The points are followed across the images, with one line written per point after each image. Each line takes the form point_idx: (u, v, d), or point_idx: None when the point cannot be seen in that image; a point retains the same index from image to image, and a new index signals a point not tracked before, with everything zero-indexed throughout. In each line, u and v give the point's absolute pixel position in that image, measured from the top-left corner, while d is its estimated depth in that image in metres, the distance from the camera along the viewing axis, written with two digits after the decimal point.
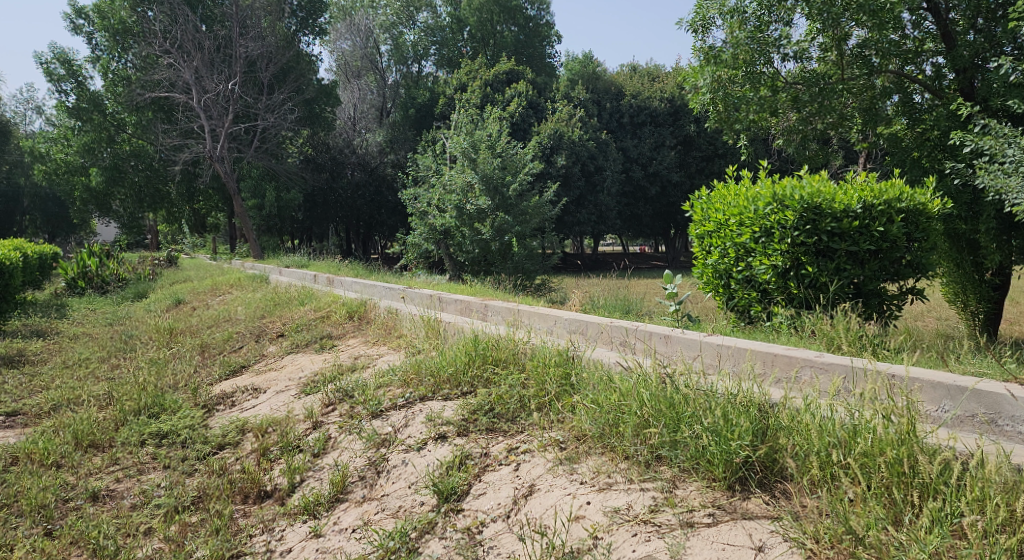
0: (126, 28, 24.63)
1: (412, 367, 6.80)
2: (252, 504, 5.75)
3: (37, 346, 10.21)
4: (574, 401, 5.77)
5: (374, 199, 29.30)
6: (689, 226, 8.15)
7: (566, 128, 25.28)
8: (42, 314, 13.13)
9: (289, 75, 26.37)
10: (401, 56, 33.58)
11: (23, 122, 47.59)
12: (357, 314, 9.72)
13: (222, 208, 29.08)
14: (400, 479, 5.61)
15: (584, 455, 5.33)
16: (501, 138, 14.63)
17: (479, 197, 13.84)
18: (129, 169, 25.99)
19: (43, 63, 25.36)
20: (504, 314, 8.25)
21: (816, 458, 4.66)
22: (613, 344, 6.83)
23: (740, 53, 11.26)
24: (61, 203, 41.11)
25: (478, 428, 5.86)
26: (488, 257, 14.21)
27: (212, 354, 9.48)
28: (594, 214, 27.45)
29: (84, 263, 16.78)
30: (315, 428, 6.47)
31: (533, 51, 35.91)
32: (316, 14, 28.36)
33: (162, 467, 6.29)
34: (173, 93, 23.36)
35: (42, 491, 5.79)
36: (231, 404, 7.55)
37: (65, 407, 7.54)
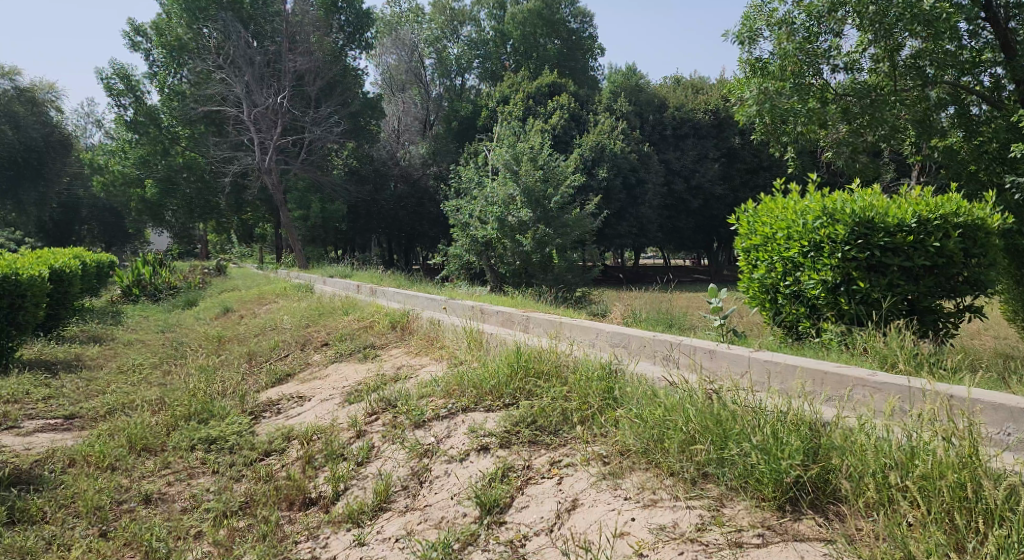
0: (182, 44, 25.34)
1: (455, 378, 6.86)
2: (297, 511, 5.85)
3: (94, 351, 10.51)
4: (617, 416, 5.75)
5: (416, 210, 29.99)
6: (735, 239, 8.10)
7: (608, 141, 25.24)
8: (98, 320, 13.53)
9: (335, 89, 26.81)
10: (445, 69, 33.93)
11: (84, 135, 49.42)
12: (400, 324, 9.80)
13: (268, 218, 29.61)
14: (442, 490, 5.66)
15: (629, 470, 5.31)
16: (544, 151, 14.69)
17: (521, 209, 13.91)
18: (181, 181, 26.66)
19: (103, 78, 26.21)
20: (545, 326, 8.26)
21: (871, 480, 4.60)
22: (656, 357, 6.79)
23: (789, 64, 11.73)
24: (118, 214, 42.44)
25: (520, 441, 5.87)
26: (529, 269, 14.26)
27: (259, 362, 9.67)
28: (636, 226, 27.36)
29: (138, 271, 17.26)
30: (359, 436, 6.56)
31: (576, 65, 35.99)
32: (364, 29, 28.79)
33: (211, 472, 6.43)
34: (224, 107, 23.92)
35: (98, 493, 5.94)
36: (277, 411, 7.69)
37: (120, 412, 7.74)
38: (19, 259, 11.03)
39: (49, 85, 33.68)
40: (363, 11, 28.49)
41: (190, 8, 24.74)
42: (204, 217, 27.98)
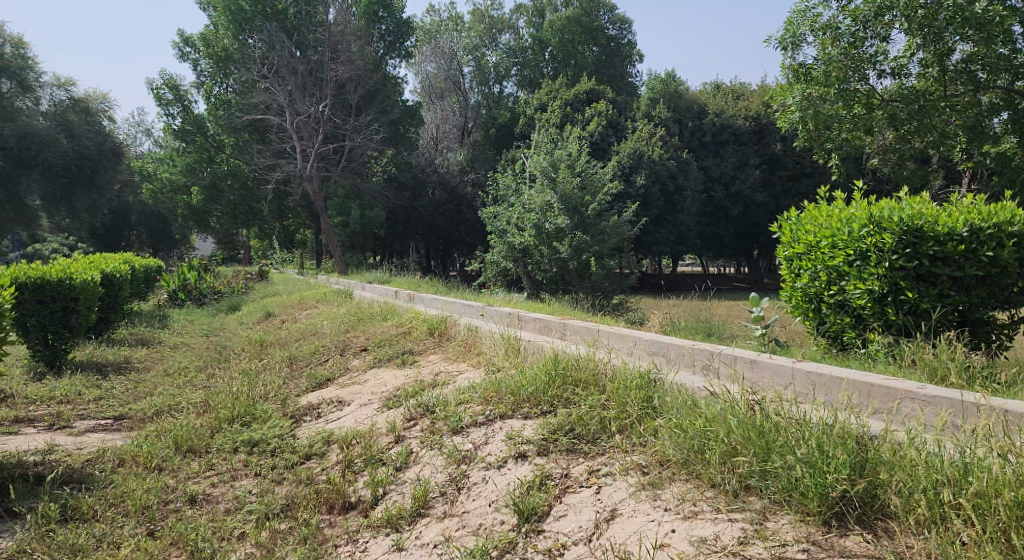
0: (228, 55, 25.87)
1: (493, 385, 6.89)
2: (337, 514, 5.93)
3: (142, 354, 10.77)
4: (657, 425, 5.74)
5: (454, 217, 30.46)
6: (778, 247, 8.05)
7: (646, 147, 25.14)
8: (146, 323, 13.83)
9: (376, 97, 27.10)
10: (484, 77, 34.31)
11: (134, 143, 50.70)
12: (437, 330, 9.88)
13: (309, 224, 30.00)
14: (480, 496, 5.69)
15: (669, 481, 5.30)
16: (582, 158, 14.70)
17: (558, 216, 13.94)
18: (225, 188, 27.15)
19: (153, 88, 26.85)
20: (583, 334, 8.27)
21: (922, 496, 4.57)
22: (696, 366, 6.75)
23: (833, 70, 11.82)
24: (165, 220, 43.42)
25: (558, 449, 5.89)
26: (566, 276, 14.25)
27: (300, 366, 9.81)
28: (673, 233, 27.20)
29: (184, 276, 17.63)
30: (397, 442, 6.62)
31: (614, 72, 35.89)
32: (404, 38, 29.03)
33: (253, 474, 6.54)
34: (268, 115, 24.34)
35: (146, 493, 6.08)
36: (318, 415, 7.80)
37: (167, 413, 7.92)
38: (73, 264, 11.36)
39: (103, 96, 35.06)
40: (403, 20, 28.71)
41: (236, 19, 25.12)
42: (247, 223, 28.44)
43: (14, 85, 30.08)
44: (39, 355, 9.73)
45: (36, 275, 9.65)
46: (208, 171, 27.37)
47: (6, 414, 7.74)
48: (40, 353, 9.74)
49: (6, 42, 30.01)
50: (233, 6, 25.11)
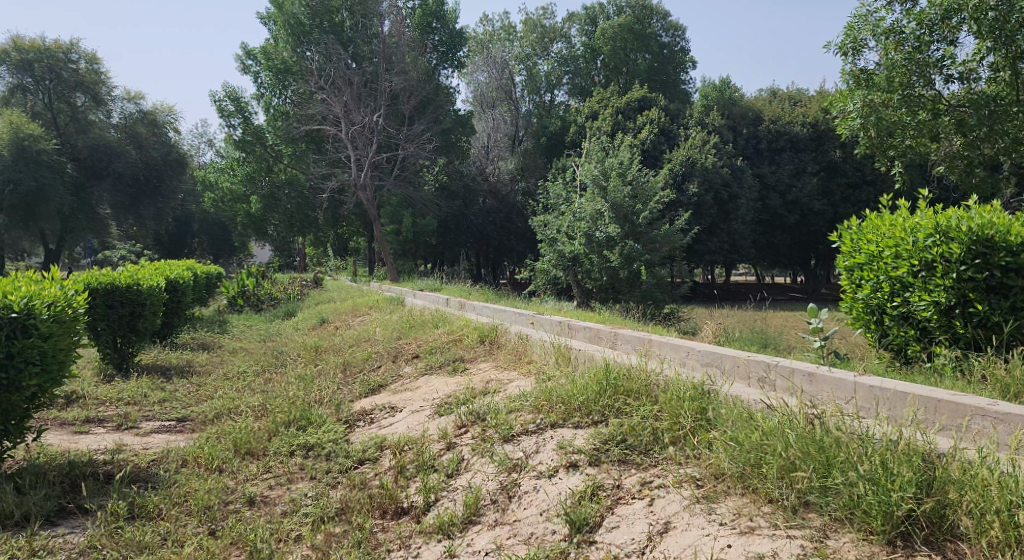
0: (287, 67, 26.53)
1: (544, 393, 6.89)
2: (390, 519, 5.99)
3: (203, 358, 11.06)
4: (712, 438, 5.69)
5: (504, 225, 30.63)
6: (837, 256, 7.91)
7: (699, 155, 24.93)
8: (207, 328, 14.22)
9: (428, 107, 27.41)
10: (535, 86, 34.70)
11: (198, 154, 52.33)
12: (488, 338, 9.89)
13: (362, 232, 30.42)
14: (532, 505, 5.71)
15: (723, 495, 5.26)
16: (633, 166, 14.62)
17: (609, 224, 13.86)
18: (283, 197, 27.76)
19: (216, 100, 27.63)
20: (634, 343, 8.24)
21: (997, 518, 4.50)
22: (751, 379, 6.67)
23: (896, 76, 11.66)
24: (226, 228, 44.64)
25: (610, 459, 5.88)
26: (616, 285, 14.16)
27: (354, 372, 9.95)
28: (727, 242, 26.88)
29: (243, 283, 18.09)
30: (449, 448, 6.68)
31: (666, 79, 35.39)
32: (456, 48, 29.26)
33: (309, 477, 6.67)
34: (324, 126, 24.81)
35: (207, 493, 6.24)
36: (371, 421, 7.92)
37: (226, 416, 8.13)
38: (139, 270, 11.76)
39: (170, 108, 35.98)
40: (455, 31, 28.97)
41: (295, 32, 26.18)
42: (302, 230, 28.98)
43: (88, 100, 31.93)
44: (109, 358, 10.05)
45: (106, 280, 9.99)
46: (267, 180, 28.03)
47: (78, 414, 8.03)
48: (109, 355, 10.07)
49: (81, 58, 31.36)
50: (292, 20, 26.01)
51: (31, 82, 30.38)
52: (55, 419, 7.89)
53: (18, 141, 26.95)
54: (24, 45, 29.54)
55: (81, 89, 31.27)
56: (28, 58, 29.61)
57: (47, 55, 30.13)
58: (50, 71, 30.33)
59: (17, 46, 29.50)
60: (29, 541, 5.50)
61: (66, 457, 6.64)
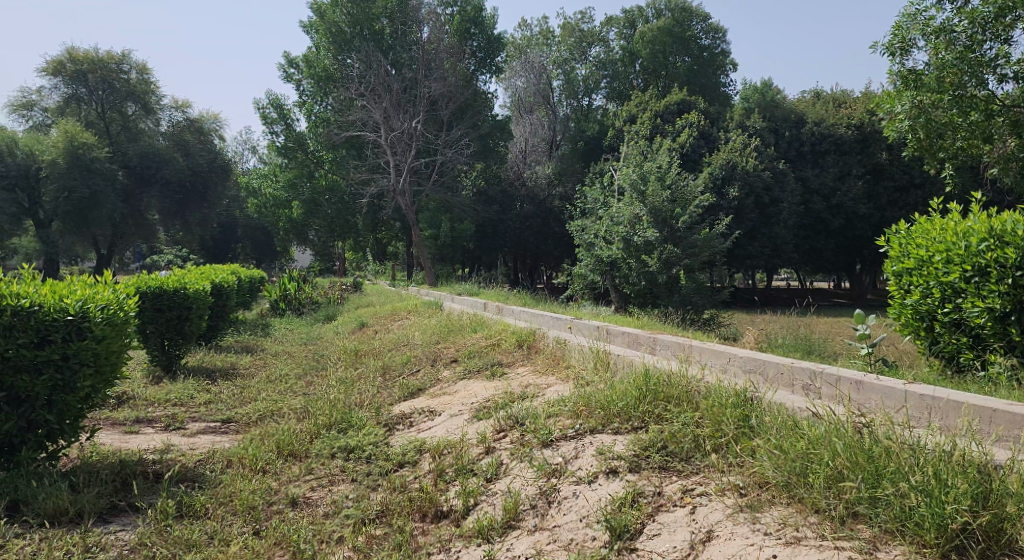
0: (329, 75, 26.90)
1: (583, 399, 6.86)
2: (429, 522, 6.00)
3: (246, 360, 11.22)
4: (755, 445, 5.61)
5: (541, 229, 30.32)
6: (885, 262, 7.77)
7: (740, 158, 24.69)
8: (250, 331, 14.43)
9: (467, 112, 27.55)
10: (573, 91, 34.70)
11: (241, 160, 53.31)
12: (527, 343, 9.86)
13: (401, 237, 30.64)
14: (572, 511, 5.68)
15: (768, 504, 5.18)
16: (672, 170, 14.53)
17: (647, 229, 13.73)
18: (324, 202, 28.11)
19: (260, 107, 28.10)
20: (674, 349, 8.17)
21: None
22: (795, 386, 6.57)
23: (947, 76, 11.51)
24: (268, 233, 45.44)
25: (651, 466, 5.83)
26: (655, 290, 14.05)
27: (393, 375, 10.01)
28: (768, 247, 26.60)
29: (286, 287, 18.35)
30: (487, 453, 6.67)
31: (707, 82, 34.55)
32: (494, 54, 29.38)
33: (350, 479, 6.71)
34: (365, 132, 25.07)
35: (252, 494, 6.31)
36: (410, 424, 7.95)
37: (269, 418, 8.23)
38: (186, 274, 11.97)
39: (215, 116, 36.72)
40: (494, 36, 29.08)
41: (336, 41, 26.64)
42: (343, 235, 29.29)
43: (139, 108, 32.60)
44: (157, 360, 10.22)
45: (155, 285, 10.16)
46: (308, 186, 28.40)
47: (128, 414, 8.19)
48: (157, 357, 10.25)
49: (132, 68, 31.99)
50: (334, 29, 26.44)
51: (85, 92, 31.15)
52: (106, 419, 8.06)
53: (72, 149, 27.80)
54: (78, 57, 30.22)
55: (132, 99, 31.99)
56: (83, 69, 30.33)
57: (101, 66, 30.78)
58: (103, 82, 31.02)
59: (71, 57, 30.25)
60: (82, 537, 5.58)
61: (118, 455, 6.78)
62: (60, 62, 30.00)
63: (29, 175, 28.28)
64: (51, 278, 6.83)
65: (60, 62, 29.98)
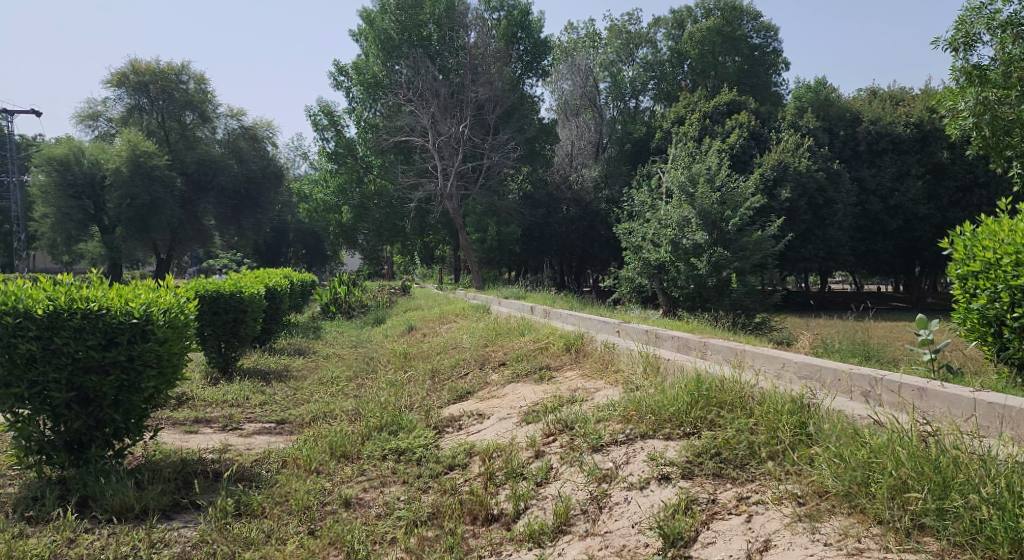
0: (378, 81, 27.21)
1: (633, 403, 6.77)
2: (480, 525, 5.98)
3: (299, 362, 11.38)
4: (813, 453, 5.47)
5: (588, 233, 30.32)
6: (950, 264, 7.57)
7: (792, 159, 24.27)
8: (302, 334, 14.65)
9: (513, 116, 27.59)
10: (620, 93, 34.58)
11: (293, 166, 54.32)
12: (574, 346, 9.78)
13: (448, 240, 30.80)
14: (623, 517, 5.62)
15: (828, 514, 5.05)
16: (722, 171, 14.34)
17: (696, 231, 13.56)
18: (373, 207, 28.43)
19: (310, 115, 28.58)
20: (726, 354, 8.03)
21: None
22: (854, 393, 6.39)
23: (1014, 71, 11.40)
24: (319, 238, 46.28)
25: (704, 472, 5.73)
26: (704, 293, 13.84)
27: (442, 378, 10.03)
28: (823, 249, 26.06)
29: (336, 290, 18.59)
30: (537, 456, 6.63)
31: (758, 81, 33.82)
32: (541, 57, 29.37)
33: (401, 481, 6.74)
34: (413, 137, 25.29)
35: (307, 494, 6.37)
36: (459, 427, 7.95)
37: (322, 419, 8.31)
38: (241, 277, 12.22)
39: (269, 124, 37.38)
40: (540, 40, 29.07)
41: (385, 48, 26.92)
42: (391, 239, 29.56)
43: (196, 117, 33.59)
44: (214, 362, 10.40)
45: (212, 288, 10.38)
46: (358, 191, 28.77)
47: (188, 415, 8.36)
48: (214, 359, 10.44)
49: (191, 78, 32.84)
50: (382, 35, 26.79)
51: (146, 102, 32.14)
52: (167, 419, 8.24)
53: (134, 157, 28.73)
54: (140, 68, 31.32)
55: (189, 109, 32.84)
56: (144, 81, 31.39)
57: (161, 77, 31.70)
58: (163, 92, 31.93)
59: (134, 69, 31.35)
60: (147, 534, 5.67)
61: (179, 454, 6.92)
62: (123, 74, 31.10)
63: (94, 183, 29.25)
64: (117, 282, 6.97)
65: (123, 74, 31.05)
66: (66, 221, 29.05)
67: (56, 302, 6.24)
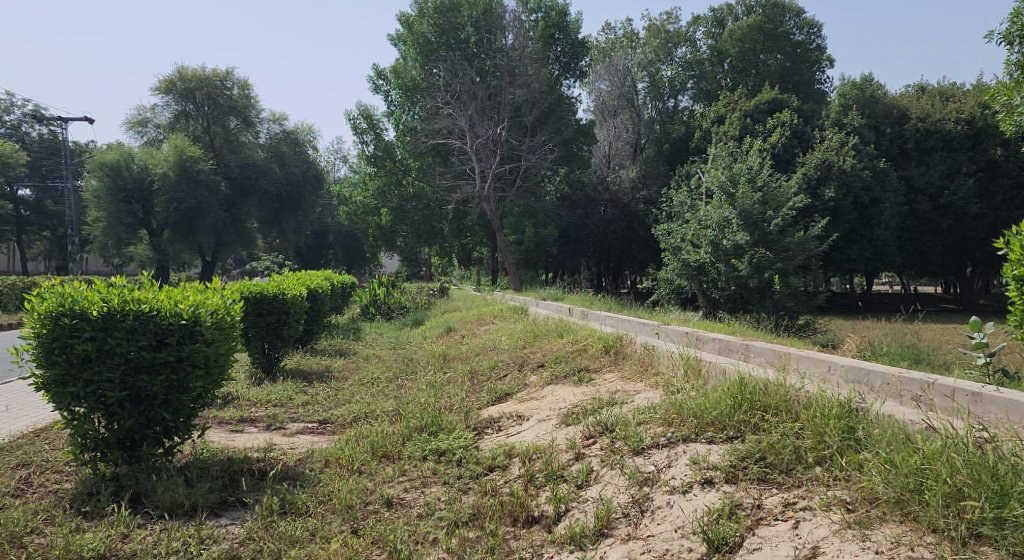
0: (416, 84, 27.40)
1: (674, 406, 6.68)
2: (521, 527, 5.95)
3: (339, 363, 11.47)
4: (862, 459, 5.37)
5: (626, 233, 30.07)
6: (1005, 265, 7.35)
7: (836, 157, 23.90)
8: (343, 335, 14.78)
9: (551, 117, 27.58)
10: (658, 92, 34.38)
11: (333, 169, 54.91)
12: (613, 348, 9.69)
13: (486, 242, 30.85)
14: (666, 521, 5.55)
15: (879, 522, 4.96)
16: (764, 171, 14.13)
17: (737, 232, 13.40)
18: (411, 209, 28.62)
19: (350, 118, 28.88)
20: (769, 356, 7.90)
21: None
22: (904, 398, 6.26)
23: None
24: (358, 239, 46.70)
25: (749, 477, 5.64)
26: (746, 295, 13.65)
27: (480, 380, 10.02)
28: (869, 249, 25.50)
29: (375, 292, 18.73)
30: (578, 459, 6.58)
31: (801, 79, 33.29)
32: (578, 58, 29.30)
33: (441, 482, 6.74)
34: (451, 140, 25.40)
35: (350, 493, 6.40)
36: (499, 429, 7.94)
37: (363, 420, 8.35)
38: (283, 279, 12.37)
39: (310, 128, 37.81)
40: (578, 40, 29.01)
41: (423, 51, 27.21)
42: (429, 241, 29.72)
43: (239, 122, 34.17)
44: (257, 362, 10.53)
45: (256, 290, 10.53)
46: (396, 193, 28.98)
47: (232, 414, 8.46)
48: (258, 360, 10.56)
49: (234, 84, 33.43)
50: (421, 38, 26.99)
51: (192, 108, 32.80)
52: (213, 418, 8.35)
53: (181, 162, 29.30)
54: (187, 75, 32.04)
55: (234, 114, 33.49)
56: (190, 87, 32.04)
57: (207, 84, 32.37)
58: (209, 98, 32.58)
59: (181, 76, 32.00)
60: (196, 531, 5.75)
61: (225, 453, 6.99)
62: (171, 81, 31.81)
63: (143, 187, 29.87)
64: (165, 283, 7.09)
65: (171, 81, 31.76)
66: (116, 225, 29.73)
67: (110, 303, 6.35)
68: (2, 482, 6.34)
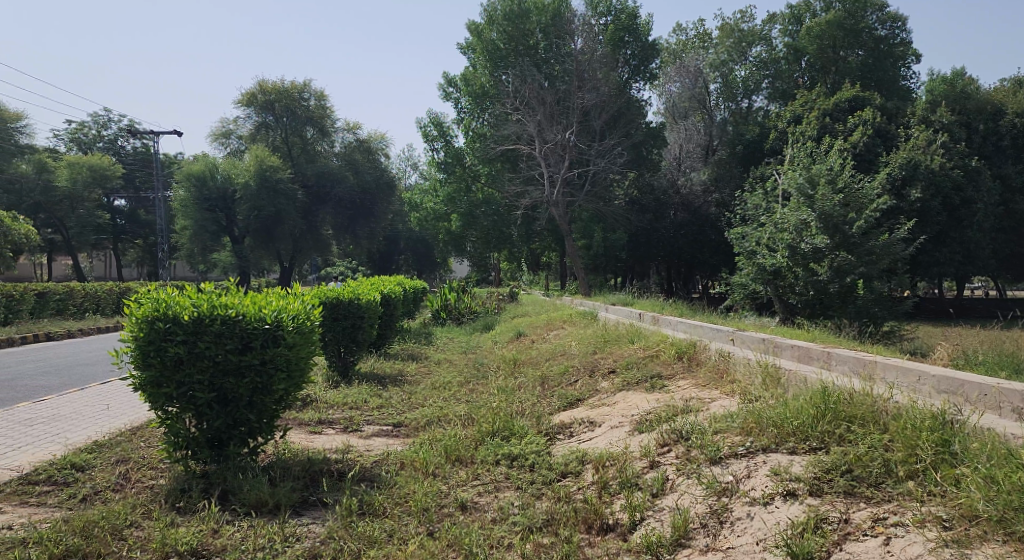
0: (485, 92, 27.56)
1: (752, 415, 6.47)
2: (595, 535, 5.86)
3: (412, 367, 11.57)
4: (959, 474, 5.14)
5: (697, 237, 29.53)
6: None
7: (922, 157, 23.09)
8: (414, 340, 14.93)
9: (620, 121, 27.37)
10: (731, 93, 34.01)
11: (404, 176, 55.59)
12: (687, 354, 9.50)
13: (555, 247, 30.76)
14: (746, 533, 5.40)
15: (980, 541, 4.75)
16: (844, 172, 13.67)
17: (816, 235, 12.99)
18: (480, 215, 28.77)
19: (421, 126, 29.21)
20: (853, 365, 7.61)
21: None
22: (1004, 410, 5.96)
23: None
24: (428, 244, 47.16)
25: (835, 490, 5.44)
26: (826, 300, 13.22)
27: (551, 385, 9.97)
28: (959, 252, 24.40)
29: (446, 298, 18.86)
30: (653, 467, 6.45)
31: (884, 76, 32.14)
32: (648, 61, 28.99)
33: (515, 487, 6.69)
34: (519, 145, 25.41)
35: (425, 495, 6.42)
36: (571, 435, 7.87)
37: (436, 424, 8.38)
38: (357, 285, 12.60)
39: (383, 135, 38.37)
40: (648, 43, 28.70)
41: (492, 57, 27.37)
42: (499, 246, 29.80)
43: (315, 132, 35.21)
44: (334, 365, 10.73)
45: (332, 295, 10.72)
46: (466, 200, 29.19)
47: (312, 416, 8.62)
48: (334, 364, 10.76)
49: (311, 96, 34.28)
50: (489, 46, 27.30)
51: (272, 119, 33.90)
52: (294, 420, 8.53)
53: (262, 171, 30.14)
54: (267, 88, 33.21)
55: (310, 124, 34.51)
56: (270, 99, 33.16)
57: (286, 96, 33.35)
58: (287, 110, 33.68)
59: (261, 89, 33.16)
60: (281, 528, 5.85)
61: (305, 454, 7.13)
62: (252, 94, 33.03)
63: (225, 196, 30.82)
64: (248, 289, 7.23)
65: (252, 93, 33.00)
66: (201, 232, 30.82)
67: (199, 308, 6.51)
68: (103, 477, 6.60)
